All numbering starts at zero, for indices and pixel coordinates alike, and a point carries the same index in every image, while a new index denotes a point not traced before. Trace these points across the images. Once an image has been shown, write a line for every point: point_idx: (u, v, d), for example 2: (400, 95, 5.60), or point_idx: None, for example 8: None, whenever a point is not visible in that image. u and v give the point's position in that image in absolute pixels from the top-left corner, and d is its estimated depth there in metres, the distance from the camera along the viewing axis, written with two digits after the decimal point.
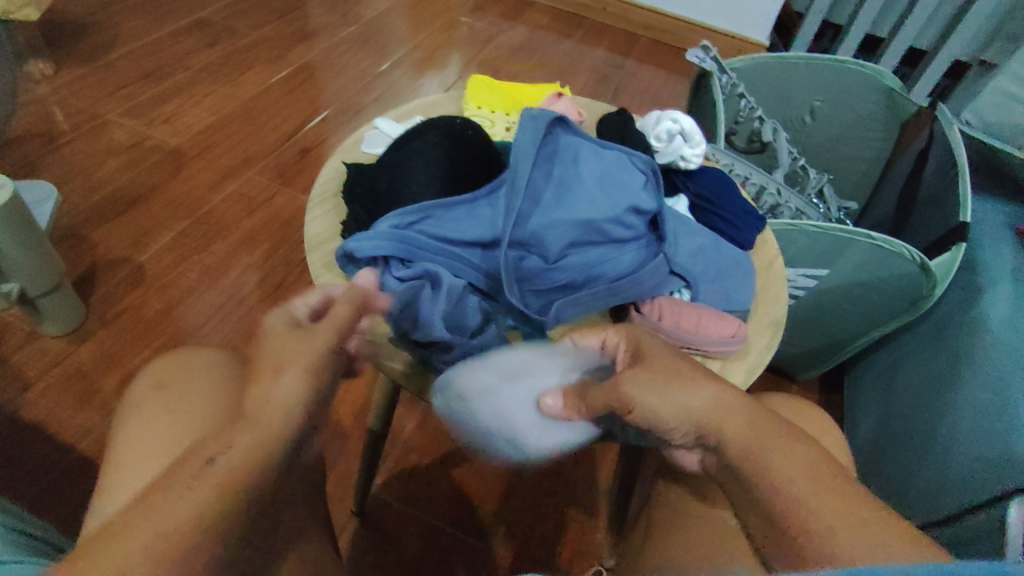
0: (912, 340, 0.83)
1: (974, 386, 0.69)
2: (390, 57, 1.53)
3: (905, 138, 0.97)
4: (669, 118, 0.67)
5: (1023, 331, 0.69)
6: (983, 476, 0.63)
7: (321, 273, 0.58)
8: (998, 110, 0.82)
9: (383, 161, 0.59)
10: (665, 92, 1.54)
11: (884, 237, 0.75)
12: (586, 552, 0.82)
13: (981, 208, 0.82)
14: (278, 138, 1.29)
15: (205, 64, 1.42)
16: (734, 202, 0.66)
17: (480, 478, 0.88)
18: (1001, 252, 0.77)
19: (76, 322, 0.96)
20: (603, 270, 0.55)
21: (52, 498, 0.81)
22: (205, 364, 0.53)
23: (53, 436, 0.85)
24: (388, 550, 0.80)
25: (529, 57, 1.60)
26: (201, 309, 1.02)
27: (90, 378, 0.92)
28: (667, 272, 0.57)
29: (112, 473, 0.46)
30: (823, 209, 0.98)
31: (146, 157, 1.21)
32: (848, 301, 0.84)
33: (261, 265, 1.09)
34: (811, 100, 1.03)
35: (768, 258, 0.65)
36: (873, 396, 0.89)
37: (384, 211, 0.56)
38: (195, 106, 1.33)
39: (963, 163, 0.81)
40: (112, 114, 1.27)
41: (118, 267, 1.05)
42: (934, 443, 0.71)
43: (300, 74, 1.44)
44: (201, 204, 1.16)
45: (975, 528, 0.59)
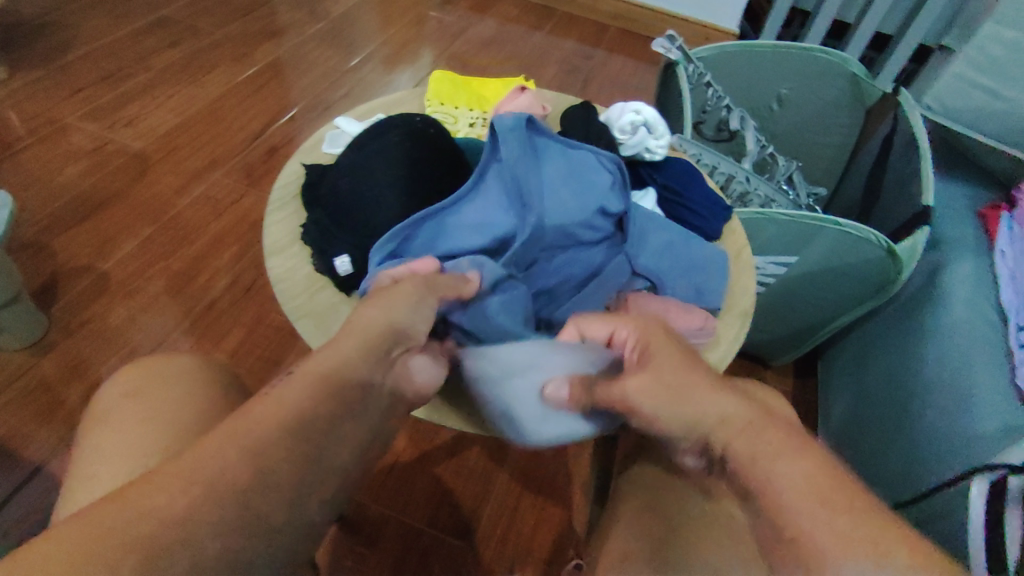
0: (879, 324, 0.85)
1: (937, 367, 0.71)
2: (360, 53, 1.51)
3: (870, 124, 0.98)
4: (631, 109, 0.67)
5: (981, 311, 0.72)
6: (949, 451, 0.65)
7: (283, 278, 0.57)
8: (957, 96, 0.83)
9: (343, 163, 0.58)
10: (637, 83, 1.54)
11: (850, 223, 0.75)
12: (567, 546, 0.83)
13: (946, 191, 0.85)
14: (245, 138, 1.27)
15: (168, 65, 1.38)
16: (700, 194, 0.66)
17: (459, 476, 0.87)
18: (960, 229, 0.80)
19: (38, 333, 0.93)
20: (574, 270, 0.57)
21: (16, 516, 0.78)
22: (164, 375, 0.52)
23: (15, 453, 0.83)
24: (367, 553, 0.80)
25: (500, 50, 1.58)
26: (168, 316, 0.99)
27: (53, 391, 0.89)
28: (630, 272, 0.59)
29: (68, 490, 0.44)
30: (791, 196, 0.98)
31: (107, 161, 1.18)
32: (817, 288, 0.84)
33: (230, 269, 1.06)
34: (777, 89, 1.04)
35: (736, 247, 0.65)
36: (843, 380, 0.90)
37: (346, 213, 0.55)
38: (158, 107, 1.29)
39: (925, 148, 0.81)
40: (71, 118, 1.24)
41: (81, 276, 1.02)
42: (904, 424, 0.73)
43: (268, 72, 1.42)
44: (167, 208, 1.13)
45: (946, 504, 0.60)
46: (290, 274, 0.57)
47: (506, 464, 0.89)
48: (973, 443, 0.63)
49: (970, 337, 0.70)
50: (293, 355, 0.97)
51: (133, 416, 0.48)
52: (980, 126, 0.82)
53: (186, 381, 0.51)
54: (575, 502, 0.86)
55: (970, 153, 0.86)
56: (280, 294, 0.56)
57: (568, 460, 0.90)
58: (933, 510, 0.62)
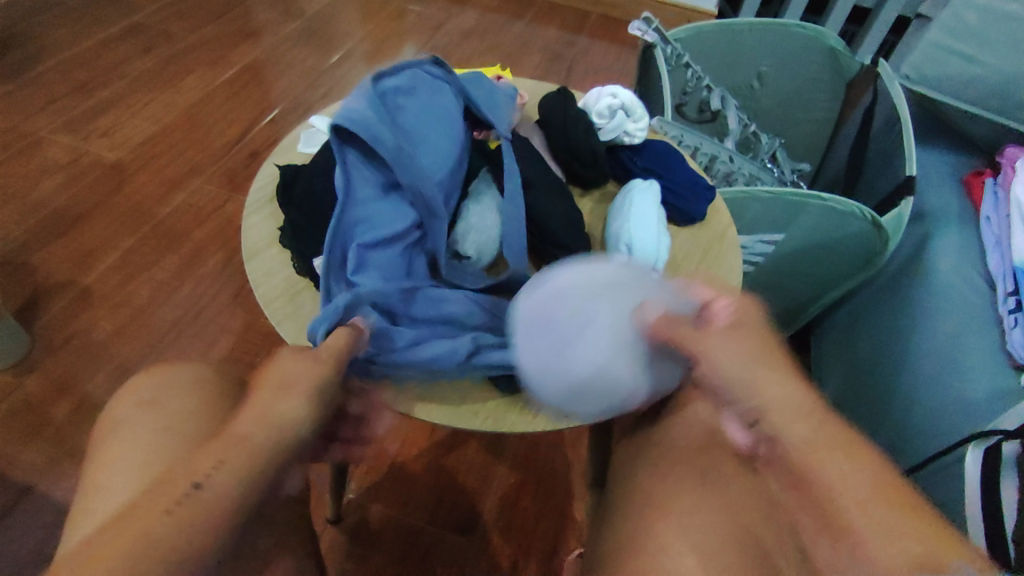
0: (868, 296, 0.85)
1: (924, 337, 0.71)
2: (339, 50, 1.49)
3: (852, 97, 0.97)
4: (608, 94, 0.67)
5: (971, 283, 0.71)
6: (939, 422, 0.65)
7: (260, 282, 0.57)
8: (931, 63, 0.81)
9: (317, 163, 0.59)
10: (617, 67, 1.53)
11: (834, 197, 0.74)
12: (569, 537, 0.82)
13: (927, 157, 0.86)
14: (225, 143, 1.25)
15: (142, 72, 1.36)
16: (683, 172, 0.67)
17: (458, 471, 0.86)
18: (945, 193, 0.81)
19: (22, 352, 0.92)
20: None
21: (9, 539, 0.77)
22: (184, 379, 0.53)
23: (4, 475, 0.82)
24: (367, 555, 0.79)
25: (479, 41, 1.56)
26: (159, 325, 0.98)
27: (39, 409, 0.88)
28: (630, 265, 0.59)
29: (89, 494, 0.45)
30: (776, 173, 0.98)
31: (85, 173, 1.16)
32: (805, 264, 0.84)
33: (218, 276, 1.05)
34: (757, 66, 1.03)
35: (721, 228, 0.65)
36: (837, 353, 0.89)
37: (318, 212, 0.56)
38: (134, 116, 1.27)
39: (908, 121, 0.80)
40: (45, 131, 1.21)
41: (63, 291, 1.00)
42: (893, 397, 0.73)
43: (245, 75, 1.39)
44: (149, 216, 1.11)
45: (941, 472, 0.61)
46: (269, 276, 0.58)
47: (504, 458, 0.88)
48: (965, 412, 0.63)
49: (959, 310, 0.70)
50: None
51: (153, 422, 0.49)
52: (959, 93, 0.81)
53: (187, 389, 0.51)
54: (574, 493, 0.85)
55: (951, 120, 0.85)
56: (260, 298, 0.56)
57: (567, 450, 0.89)
58: (930, 480, 0.62)
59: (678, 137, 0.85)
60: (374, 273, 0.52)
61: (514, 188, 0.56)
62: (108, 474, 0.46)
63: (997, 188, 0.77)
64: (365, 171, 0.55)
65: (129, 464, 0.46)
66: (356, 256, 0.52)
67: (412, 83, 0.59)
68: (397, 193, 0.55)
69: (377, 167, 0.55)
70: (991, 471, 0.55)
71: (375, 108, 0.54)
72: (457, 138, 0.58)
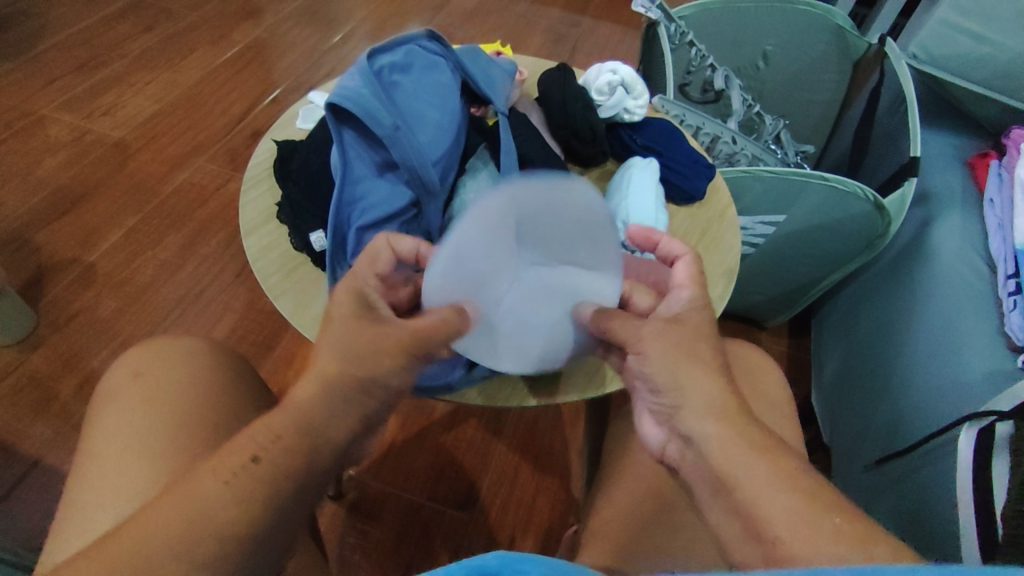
0: (870, 278, 0.84)
1: (923, 318, 0.71)
2: (341, 29, 1.48)
3: (858, 77, 0.95)
4: (608, 70, 0.66)
5: (971, 264, 0.71)
6: (931, 405, 0.65)
7: (259, 256, 0.58)
8: (941, 42, 0.79)
9: (315, 140, 0.59)
10: (622, 47, 1.51)
11: (836, 177, 0.73)
12: (565, 513, 0.82)
13: (934, 141, 0.85)
14: (227, 121, 1.24)
15: (144, 50, 1.35)
16: (681, 150, 0.66)
17: (458, 448, 0.87)
18: (949, 175, 0.80)
19: (27, 328, 0.93)
20: None
21: (18, 511, 0.79)
22: (184, 353, 0.53)
23: (12, 448, 0.83)
24: (368, 529, 0.80)
25: (482, 21, 1.54)
26: (162, 303, 0.99)
27: (46, 385, 0.89)
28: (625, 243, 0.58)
29: (90, 463, 0.46)
30: (779, 154, 0.97)
31: (88, 151, 1.16)
32: (806, 247, 0.83)
33: (220, 255, 1.05)
34: (762, 46, 1.02)
35: (720, 207, 0.65)
36: (838, 335, 0.89)
37: (316, 190, 0.57)
38: (137, 95, 1.27)
39: (913, 102, 0.79)
40: (47, 110, 1.21)
41: (67, 269, 1.01)
42: (890, 377, 0.73)
43: (247, 54, 1.38)
44: (152, 195, 1.11)
45: (933, 455, 0.62)
46: (267, 251, 0.58)
47: (504, 436, 0.89)
48: (957, 395, 0.63)
49: (958, 291, 0.70)
50: (284, 338, 0.96)
51: (151, 396, 0.49)
52: (969, 75, 0.79)
53: (188, 361, 0.52)
54: (572, 471, 0.86)
55: (958, 101, 0.84)
56: (258, 273, 0.57)
57: (567, 429, 0.90)
58: (929, 457, 0.62)
59: (680, 116, 0.85)
60: None
61: (511, 164, 0.56)
62: (106, 440, 0.47)
63: (1001, 170, 0.76)
64: (361, 149, 0.54)
65: (128, 433, 0.47)
66: (356, 237, 0.52)
67: (409, 59, 0.58)
68: (393, 173, 0.55)
69: (371, 144, 0.54)
70: (983, 453, 0.55)
71: (371, 85, 0.53)
72: (454, 116, 0.57)
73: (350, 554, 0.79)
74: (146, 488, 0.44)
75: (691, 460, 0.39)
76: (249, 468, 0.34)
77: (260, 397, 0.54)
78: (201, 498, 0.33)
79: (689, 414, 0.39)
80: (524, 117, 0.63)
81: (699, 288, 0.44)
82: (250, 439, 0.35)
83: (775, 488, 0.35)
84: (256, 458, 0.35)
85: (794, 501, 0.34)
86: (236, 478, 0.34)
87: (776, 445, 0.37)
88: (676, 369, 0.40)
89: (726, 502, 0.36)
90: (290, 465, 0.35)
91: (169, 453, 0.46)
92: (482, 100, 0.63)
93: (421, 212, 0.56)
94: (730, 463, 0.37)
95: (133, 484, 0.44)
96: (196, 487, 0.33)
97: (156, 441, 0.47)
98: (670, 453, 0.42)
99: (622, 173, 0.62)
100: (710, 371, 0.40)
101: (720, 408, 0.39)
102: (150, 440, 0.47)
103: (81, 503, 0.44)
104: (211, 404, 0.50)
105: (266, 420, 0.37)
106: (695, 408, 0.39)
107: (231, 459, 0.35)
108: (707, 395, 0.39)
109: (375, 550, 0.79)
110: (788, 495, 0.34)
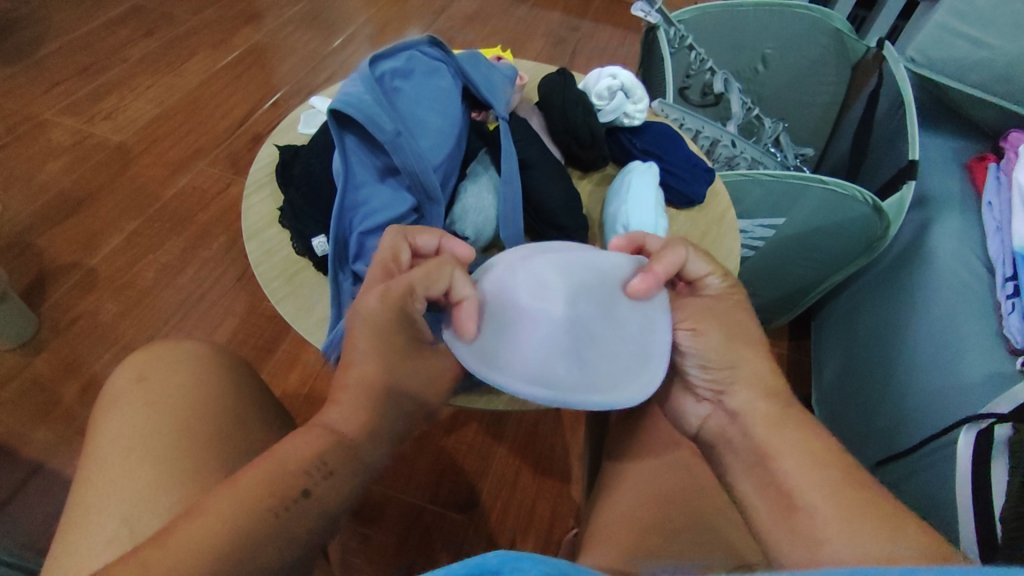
0: (870, 281, 0.85)
1: (923, 320, 0.71)
2: (342, 34, 1.48)
3: (857, 80, 0.96)
4: (608, 75, 0.67)
5: (970, 266, 0.71)
6: (931, 405, 0.66)
7: (261, 260, 0.58)
8: (939, 46, 0.80)
9: (316, 145, 0.59)
10: (621, 50, 1.51)
11: (835, 180, 0.74)
12: (565, 516, 0.83)
13: (933, 144, 0.86)
14: (228, 126, 1.25)
15: (144, 55, 1.36)
16: (681, 154, 0.66)
17: (459, 451, 0.88)
18: (948, 178, 0.81)
19: (29, 332, 0.93)
20: None
21: (20, 515, 0.79)
22: (188, 356, 0.54)
23: (14, 452, 0.83)
24: (370, 532, 0.81)
25: (482, 24, 1.55)
26: (163, 307, 0.99)
27: (48, 389, 0.89)
28: None
29: (93, 466, 0.46)
30: (778, 157, 0.97)
31: (89, 155, 1.17)
32: (805, 250, 0.84)
33: (221, 259, 1.05)
34: (761, 49, 1.02)
35: (720, 210, 0.66)
36: (837, 337, 0.89)
37: (318, 195, 0.57)
38: (138, 99, 1.27)
39: (911, 105, 0.79)
40: (49, 114, 1.22)
41: (68, 273, 1.01)
42: (890, 379, 0.73)
43: (247, 58, 1.39)
44: (153, 199, 1.12)
45: (933, 455, 0.62)
46: (269, 255, 0.58)
47: (504, 440, 0.89)
48: (956, 396, 0.64)
49: (958, 293, 0.70)
50: (286, 342, 0.96)
51: (154, 399, 0.50)
52: (964, 76, 0.80)
53: (191, 365, 0.53)
54: (573, 474, 0.86)
55: (956, 105, 0.85)
56: (260, 277, 0.57)
57: (567, 432, 0.90)
58: (926, 459, 0.63)
59: (679, 119, 0.85)
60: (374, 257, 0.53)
61: (511, 169, 0.56)
62: (110, 444, 0.47)
63: (999, 173, 0.76)
64: (363, 154, 0.55)
65: (131, 436, 0.47)
66: (357, 242, 0.52)
67: (410, 65, 0.59)
68: (394, 179, 0.55)
69: (372, 149, 0.55)
70: (981, 456, 0.56)
71: (372, 90, 0.54)
72: (455, 121, 0.58)
73: (352, 557, 0.79)
74: (149, 491, 0.44)
75: (733, 432, 0.44)
76: (300, 503, 0.35)
77: (262, 401, 0.55)
78: (230, 513, 0.33)
79: (735, 391, 0.44)
80: (524, 122, 0.63)
81: (722, 271, 0.46)
82: (301, 470, 0.37)
83: (810, 465, 0.40)
84: (306, 493, 0.36)
85: (831, 489, 0.38)
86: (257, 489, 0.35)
87: (809, 423, 0.42)
88: (724, 348, 0.44)
89: (763, 480, 0.41)
90: (332, 505, 0.37)
91: (171, 456, 0.46)
92: (483, 104, 0.63)
93: (422, 217, 0.56)
94: (772, 438, 0.41)
95: (136, 487, 0.45)
96: (224, 503, 0.34)
97: (158, 444, 0.47)
98: (709, 424, 0.46)
99: (622, 177, 0.62)
100: (753, 352, 0.44)
101: (762, 386, 0.43)
102: (153, 444, 0.47)
103: (85, 506, 0.45)
104: (214, 408, 0.50)
105: (319, 450, 0.38)
106: (741, 385, 0.43)
107: (281, 491, 0.35)
108: (751, 375, 0.44)
109: (376, 553, 0.79)
110: (822, 468, 0.39)
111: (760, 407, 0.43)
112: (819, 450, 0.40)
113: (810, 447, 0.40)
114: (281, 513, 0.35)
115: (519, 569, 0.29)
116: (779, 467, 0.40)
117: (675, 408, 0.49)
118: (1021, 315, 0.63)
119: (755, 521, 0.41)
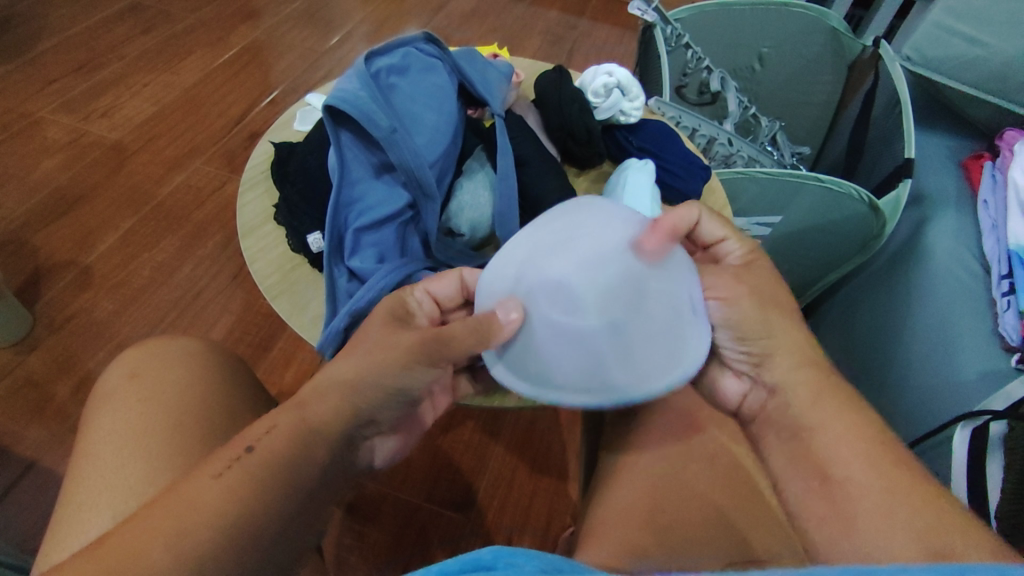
0: (865, 280, 0.85)
1: (920, 315, 0.71)
2: (339, 31, 1.48)
3: (853, 79, 0.96)
4: (605, 73, 0.67)
5: (967, 263, 0.71)
6: (931, 397, 0.66)
7: (256, 258, 0.58)
8: (935, 45, 0.80)
9: (311, 141, 0.59)
10: (619, 49, 1.51)
11: (831, 178, 0.74)
12: (562, 514, 0.83)
13: (929, 143, 0.86)
14: (225, 124, 1.24)
15: (140, 53, 1.35)
16: (678, 152, 0.66)
17: (455, 449, 0.88)
18: (943, 176, 0.81)
19: (24, 330, 0.93)
20: None
21: (14, 513, 0.79)
22: (181, 354, 0.54)
23: (7, 450, 0.83)
24: (366, 530, 0.81)
25: (480, 23, 1.55)
26: (158, 305, 0.99)
27: (42, 387, 0.89)
28: None
29: (85, 462, 0.46)
30: (775, 155, 0.97)
31: (85, 153, 1.16)
32: (801, 248, 0.84)
33: (217, 257, 1.05)
34: (757, 48, 1.02)
35: (716, 208, 0.66)
36: (833, 335, 0.89)
37: (313, 192, 0.57)
38: (134, 97, 1.27)
39: (907, 103, 0.79)
40: (44, 112, 1.21)
41: (64, 271, 1.01)
42: (887, 374, 0.73)
43: (244, 56, 1.39)
44: (149, 197, 1.11)
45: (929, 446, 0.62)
46: (264, 252, 0.58)
47: (501, 438, 0.89)
48: (954, 390, 0.64)
49: (956, 288, 0.70)
50: (282, 340, 0.96)
51: (147, 396, 0.49)
52: (959, 76, 0.80)
53: (183, 362, 0.52)
54: (570, 473, 0.86)
55: (952, 103, 0.85)
56: (255, 274, 0.57)
57: (564, 430, 0.90)
58: (924, 455, 0.63)
59: (676, 117, 0.85)
60: (370, 254, 0.52)
61: (507, 165, 0.56)
62: (102, 439, 0.47)
63: (995, 171, 0.76)
64: (358, 151, 0.54)
65: (123, 432, 0.47)
66: (353, 239, 0.52)
67: (405, 61, 0.59)
68: (390, 175, 0.55)
69: (368, 145, 0.55)
70: (977, 453, 0.56)
71: (368, 86, 0.53)
72: (451, 118, 0.58)
73: (347, 554, 0.79)
74: (143, 486, 0.44)
75: (772, 405, 0.44)
76: (242, 460, 0.35)
77: (256, 398, 0.54)
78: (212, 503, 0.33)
79: (773, 361, 0.44)
80: (521, 119, 0.63)
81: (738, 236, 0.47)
82: (247, 435, 0.36)
83: (848, 442, 0.39)
84: (248, 451, 0.35)
85: (869, 472, 0.38)
86: (232, 474, 0.34)
87: (849, 398, 0.42)
88: (756, 314, 0.43)
89: (803, 462, 0.41)
90: (282, 460, 0.36)
91: (165, 453, 0.46)
92: (479, 102, 0.63)
93: (417, 214, 0.56)
94: (815, 417, 0.41)
95: (129, 484, 0.44)
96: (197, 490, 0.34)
97: (150, 441, 0.47)
98: (754, 402, 0.46)
99: (619, 176, 0.62)
100: (787, 316, 0.44)
101: (802, 354, 0.44)
102: (146, 440, 0.47)
103: (77, 503, 0.44)
104: (205, 404, 0.50)
105: (273, 415, 0.38)
106: (780, 353, 0.44)
107: (224, 456, 0.35)
108: (795, 347, 0.44)
109: (372, 550, 0.79)
110: (860, 443, 0.39)
111: (801, 386, 0.43)
112: (860, 429, 0.40)
113: (846, 428, 0.40)
114: (223, 476, 0.34)
115: (513, 563, 0.29)
116: (821, 447, 0.40)
117: (713, 382, 0.49)
118: (1016, 312, 0.63)
119: (793, 503, 0.41)
